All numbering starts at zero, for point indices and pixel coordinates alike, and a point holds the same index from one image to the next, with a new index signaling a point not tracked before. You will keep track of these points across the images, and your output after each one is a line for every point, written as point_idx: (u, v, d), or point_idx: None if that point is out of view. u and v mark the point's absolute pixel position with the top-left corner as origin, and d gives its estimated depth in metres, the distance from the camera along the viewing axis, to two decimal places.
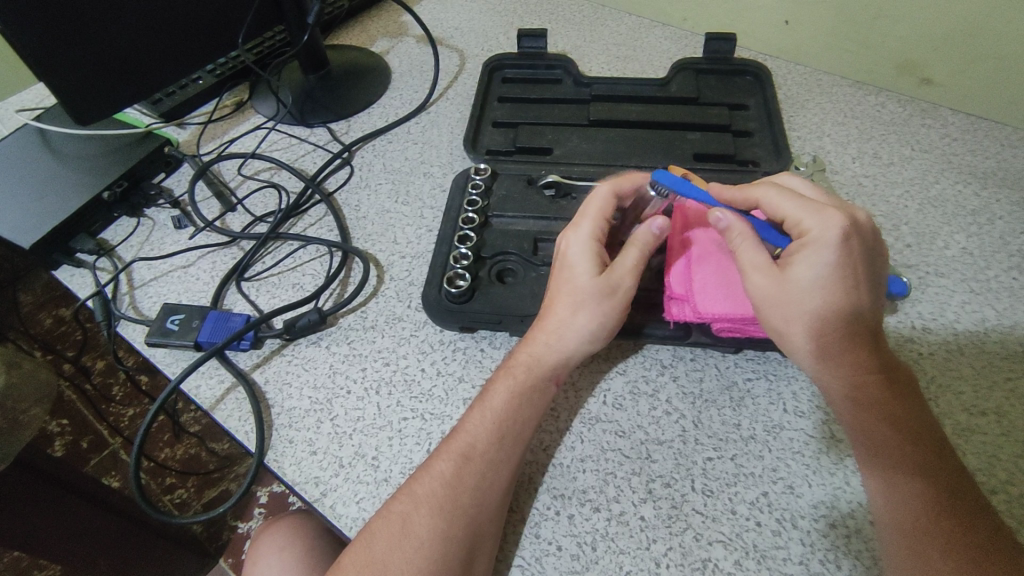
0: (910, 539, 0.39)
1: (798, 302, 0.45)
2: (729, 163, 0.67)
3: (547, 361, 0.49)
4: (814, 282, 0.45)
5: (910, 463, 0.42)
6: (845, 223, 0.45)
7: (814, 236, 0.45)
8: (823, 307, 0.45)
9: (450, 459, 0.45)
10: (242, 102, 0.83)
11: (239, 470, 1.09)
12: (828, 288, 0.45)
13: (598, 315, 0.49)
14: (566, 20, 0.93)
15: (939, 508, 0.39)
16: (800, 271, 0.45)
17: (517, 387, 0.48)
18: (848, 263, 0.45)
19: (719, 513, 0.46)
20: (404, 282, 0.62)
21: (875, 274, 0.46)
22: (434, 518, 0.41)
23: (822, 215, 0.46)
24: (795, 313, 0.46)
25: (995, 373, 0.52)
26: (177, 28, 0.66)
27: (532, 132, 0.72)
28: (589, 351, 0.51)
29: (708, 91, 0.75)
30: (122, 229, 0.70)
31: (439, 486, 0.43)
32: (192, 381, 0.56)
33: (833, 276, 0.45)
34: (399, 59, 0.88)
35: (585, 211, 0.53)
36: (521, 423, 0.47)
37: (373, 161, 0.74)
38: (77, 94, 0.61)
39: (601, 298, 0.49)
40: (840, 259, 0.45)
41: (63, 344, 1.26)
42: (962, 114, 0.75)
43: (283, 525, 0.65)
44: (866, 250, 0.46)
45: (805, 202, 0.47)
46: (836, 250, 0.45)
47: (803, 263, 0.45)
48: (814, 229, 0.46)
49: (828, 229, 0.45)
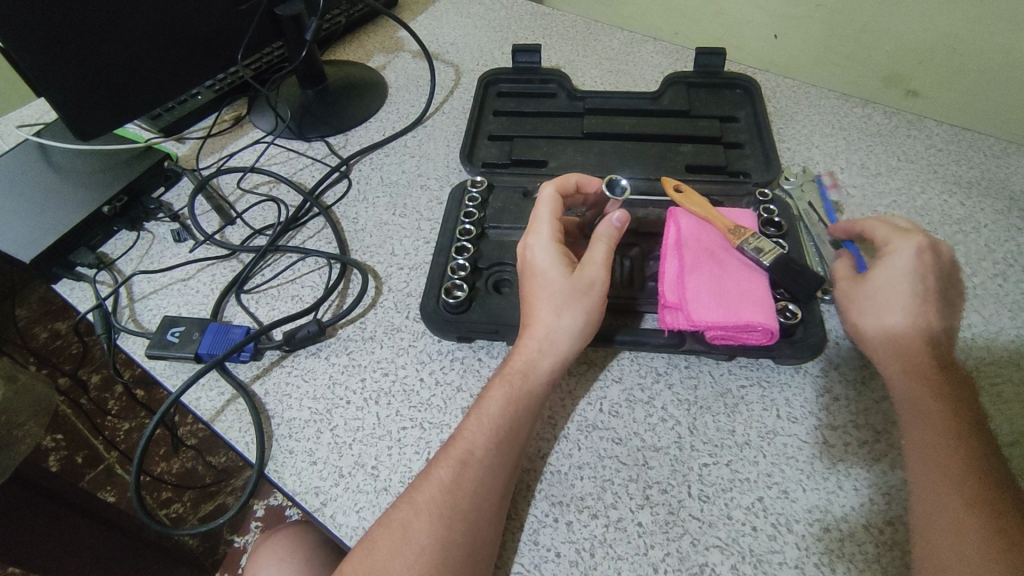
0: (940, 492, 0.41)
1: (877, 301, 0.51)
2: (717, 174, 0.69)
3: (541, 362, 0.50)
4: (893, 289, 0.51)
5: (957, 467, 0.41)
6: (924, 243, 0.52)
7: (897, 249, 0.52)
8: (898, 316, 0.50)
9: (449, 465, 0.45)
10: (241, 117, 0.84)
11: (237, 483, 1.11)
12: (906, 297, 0.50)
13: (582, 313, 0.51)
14: (560, 34, 0.95)
15: (982, 508, 0.39)
16: (880, 281, 0.52)
17: (514, 393, 0.49)
18: (925, 274, 0.51)
19: (716, 519, 0.46)
20: (402, 293, 0.63)
21: (948, 296, 0.51)
22: (435, 524, 0.42)
23: (905, 236, 0.52)
24: (875, 317, 0.51)
25: (982, 378, 0.53)
26: (179, 44, 0.67)
27: (527, 145, 0.73)
28: (579, 349, 0.51)
29: (699, 104, 0.77)
30: (122, 243, 0.70)
31: (439, 492, 0.44)
32: (192, 393, 0.57)
33: (911, 281, 0.51)
34: (396, 74, 0.89)
35: (539, 217, 0.55)
36: (514, 421, 0.48)
37: (370, 173, 0.75)
38: (77, 110, 0.62)
39: (580, 297, 0.51)
40: (917, 270, 0.51)
41: (60, 357, 1.26)
42: (947, 126, 0.76)
43: (281, 535, 0.65)
44: (939, 271, 0.51)
45: (891, 228, 0.54)
46: (913, 259, 0.51)
47: (884, 270, 0.52)
48: (898, 245, 0.52)
49: (909, 245, 0.52)
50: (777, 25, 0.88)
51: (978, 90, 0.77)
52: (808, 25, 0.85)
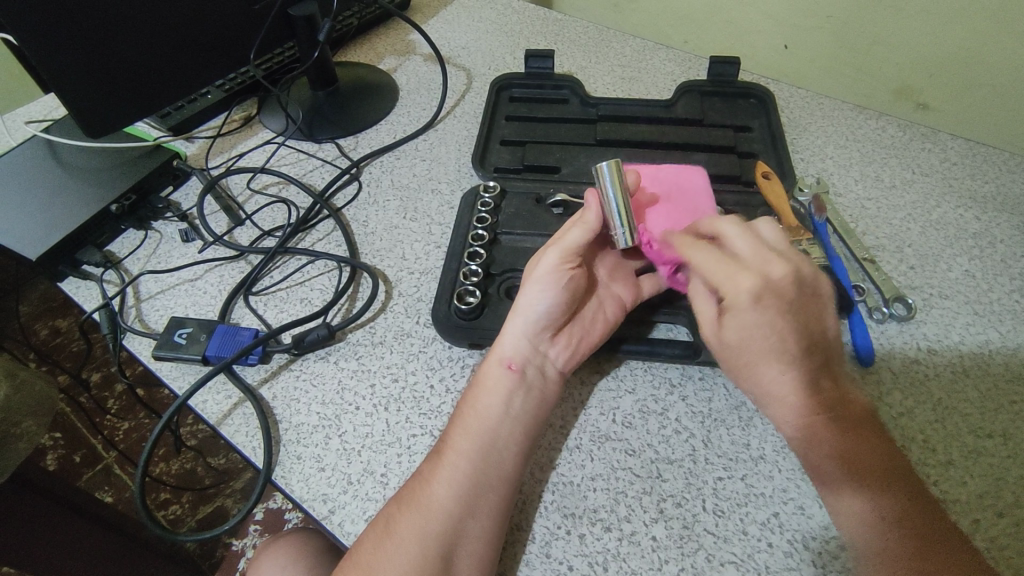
0: (882, 502, 0.41)
1: (736, 360, 0.47)
2: (730, 184, 0.68)
3: (502, 354, 0.51)
4: (745, 339, 0.46)
5: (877, 486, 0.42)
6: (753, 286, 0.45)
7: (730, 298, 0.46)
8: (764, 363, 0.46)
9: (430, 461, 0.47)
10: (251, 117, 0.84)
11: (237, 486, 1.10)
12: (765, 352, 0.45)
13: (529, 292, 0.52)
14: (572, 40, 0.94)
15: (917, 541, 0.39)
16: (732, 332, 0.47)
17: (492, 389, 0.50)
18: (769, 322, 0.45)
19: (731, 534, 0.46)
20: (412, 298, 0.62)
21: (803, 315, 0.46)
22: (416, 520, 0.43)
23: (735, 277, 0.46)
24: (740, 371, 0.47)
25: (1000, 396, 0.52)
26: (193, 39, 0.67)
27: (539, 150, 0.72)
28: (530, 334, 0.51)
29: (713, 113, 0.76)
30: (130, 242, 0.69)
31: (419, 487, 0.45)
32: (199, 396, 0.56)
33: (759, 335, 0.45)
34: (407, 77, 0.89)
35: None
36: (499, 419, 0.48)
37: (381, 177, 0.75)
38: (92, 107, 0.62)
39: (534, 271, 0.53)
40: (761, 322, 0.45)
41: (61, 355, 1.25)
42: (961, 140, 0.76)
43: (287, 539, 0.62)
44: (783, 308, 0.45)
45: (723, 265, 0.47)
46: (751, 309, 0.45)
47: (731, 328, 0.46)
48: (730, 291, 0.46)
49: (738, 290, 0.45)
50: (788, 35, 0.88)
51: (992, 105, 0.77)
52: (820, 35, 0.85)
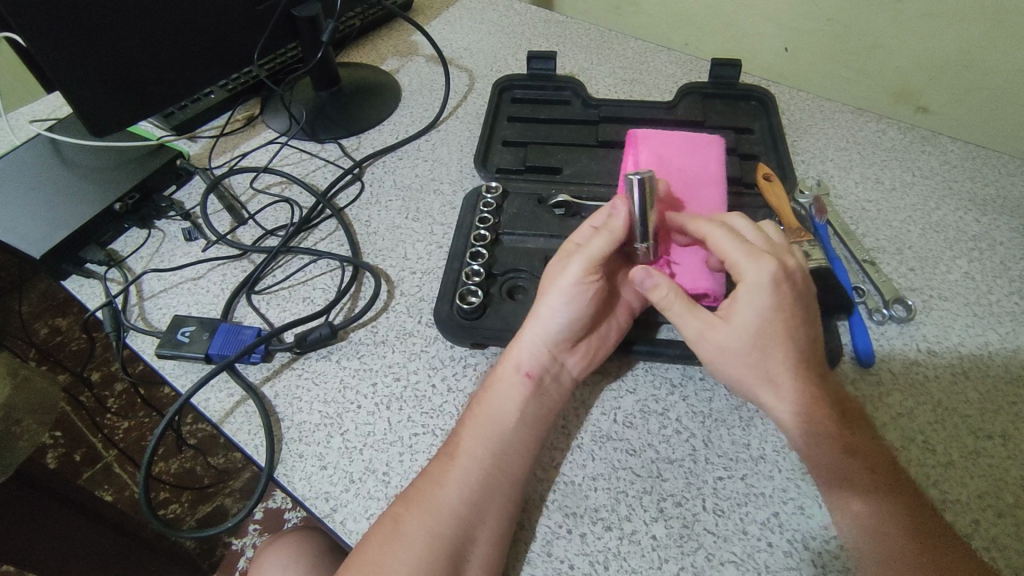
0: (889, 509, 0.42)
1: (741, 342, 0.47)
2: (731, 186, 0.68)
3: (519, 359, 0.51)
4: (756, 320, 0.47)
5: (879, 493, 0.42)
6: (775, 268, 0.47)
7: (749, 279, 0.47)
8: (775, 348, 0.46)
9: (438, 460, 0.47)
10: (254, 117, 0.84)
11: (236, 485, 1.10)
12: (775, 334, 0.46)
13: (551, 299, 0.51)
14: (573, 42, 0.94)
15: (925, 546, 0.39)
16: (744, 314, 0.47)
17: (501, 389, 0.50)
18: (783, 306, 0.47)
19: (731, 533, 0.46)
20: (414, 297, 0.63)
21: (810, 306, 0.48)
22: (424, 518, 0.43)
23: (755, 259, 0.47)
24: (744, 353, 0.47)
25: (1000, 397, 0.53)
26: (198, 39, 0.67)
27: (541, 151, 0.73)
28: (548, 341, 0.51)
29: (714, 115, 0.77)
30: (133, 240, 0.70)
31: (427, 486, 0.45)
32: (202, 394, 0.56)
33: (773, 317, 0.46)
34: (409, 77, 0.89)
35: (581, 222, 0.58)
36: (507, 418, 0.48)
37: (383, 177, 0.75)
38: (98, 107, 0.62)
39: (557, 277, 0.52)
40: (777, 303, 0.46)
41: (62, 353, 1.25)
42: (961, 142, 0.76)
43: (289, 536, 0.62)
44: (799, 293, 0.47)
45: (743, 249, 0.48)
46: (769, 289, 0.46)
47: (743, 306, 0.47)
48: (749, 273, 0.47)
49: (761, 272, 0.47)
50: (788, 38, 0.88)
51: (993, 107, 0.77)
52: (820, 38, 0.86)
